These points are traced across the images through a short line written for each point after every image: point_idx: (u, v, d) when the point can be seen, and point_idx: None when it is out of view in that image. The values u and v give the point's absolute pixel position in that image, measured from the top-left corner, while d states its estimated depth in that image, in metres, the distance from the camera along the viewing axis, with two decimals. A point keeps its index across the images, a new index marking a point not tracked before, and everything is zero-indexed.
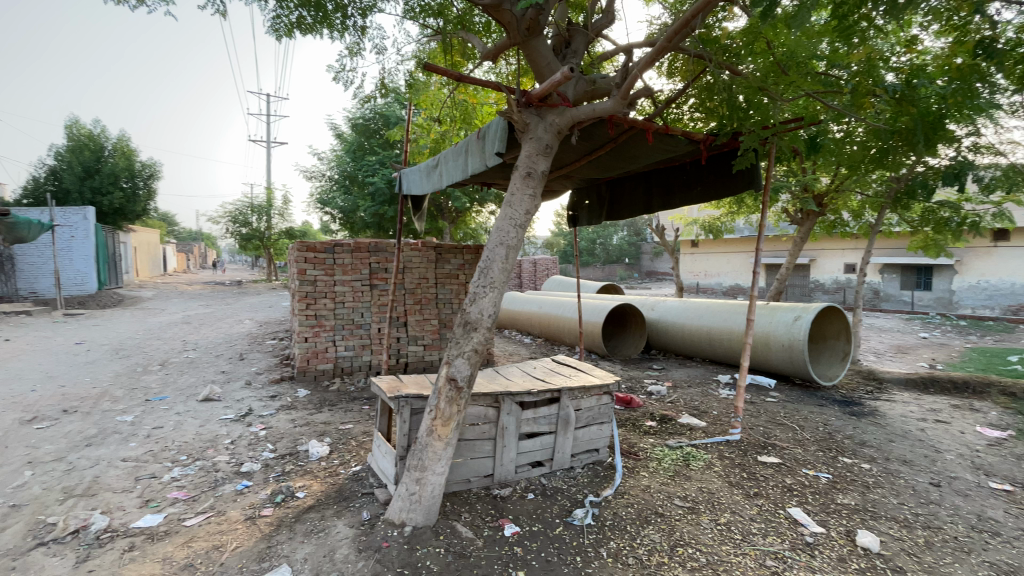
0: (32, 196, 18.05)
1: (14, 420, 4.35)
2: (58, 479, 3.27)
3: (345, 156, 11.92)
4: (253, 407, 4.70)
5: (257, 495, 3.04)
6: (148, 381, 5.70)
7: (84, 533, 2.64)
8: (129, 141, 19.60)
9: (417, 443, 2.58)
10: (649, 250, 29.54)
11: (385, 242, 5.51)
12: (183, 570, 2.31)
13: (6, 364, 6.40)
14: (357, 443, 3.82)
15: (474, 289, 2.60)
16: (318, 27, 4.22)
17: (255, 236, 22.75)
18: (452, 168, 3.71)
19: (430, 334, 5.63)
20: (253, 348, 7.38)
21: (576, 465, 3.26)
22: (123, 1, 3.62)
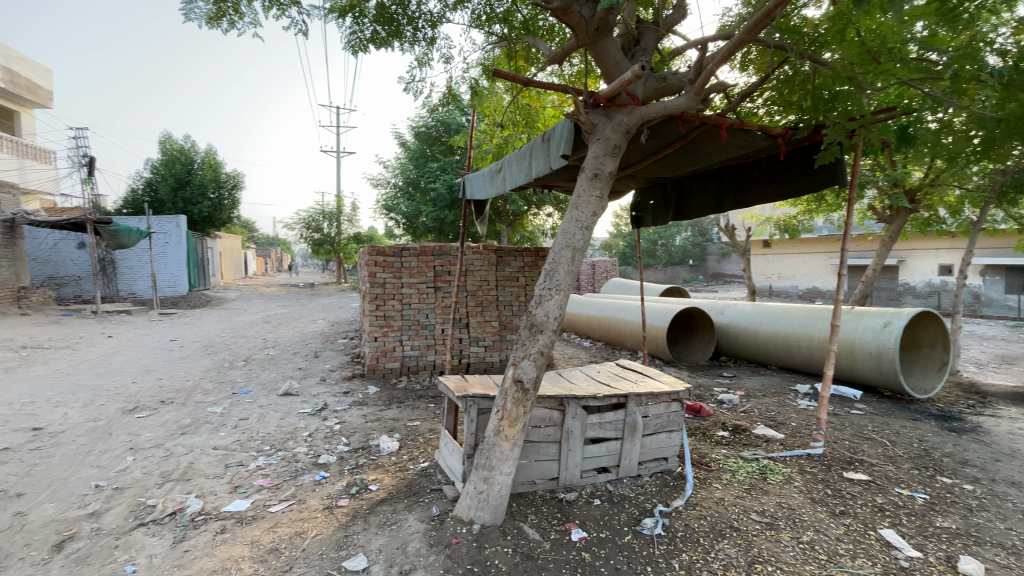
0: (134, 207, 20.14)
1: (120, 409, 4.86)
2: (157, 464, 3.61)
3: (409, 163, 12.34)
4: (327, 402, 4.98)
5: (334, 486, 3.21)
6: (234, 375, 6.19)
7: (180, 515, 2.90)
8: (215, 155, 21.37)
9: (484, 443, 2.61)
10: (715, 251, 28.25)
11: (449, 246, 5.64)
12: (269, 553, 2.48)
13: (115, 358, 7.17)
14: (424, 439, 3.94)
15: (539, 291, 2.60)
16: (390, 40, 4.40)
17: (326, 240, 24.12)
18: (516, 172, 3.74)
19: (491, 335, 5.70)
20: (325, 346, 7.81)
21: (643, 473, 3.17)
22: (218, 27, 3.95)
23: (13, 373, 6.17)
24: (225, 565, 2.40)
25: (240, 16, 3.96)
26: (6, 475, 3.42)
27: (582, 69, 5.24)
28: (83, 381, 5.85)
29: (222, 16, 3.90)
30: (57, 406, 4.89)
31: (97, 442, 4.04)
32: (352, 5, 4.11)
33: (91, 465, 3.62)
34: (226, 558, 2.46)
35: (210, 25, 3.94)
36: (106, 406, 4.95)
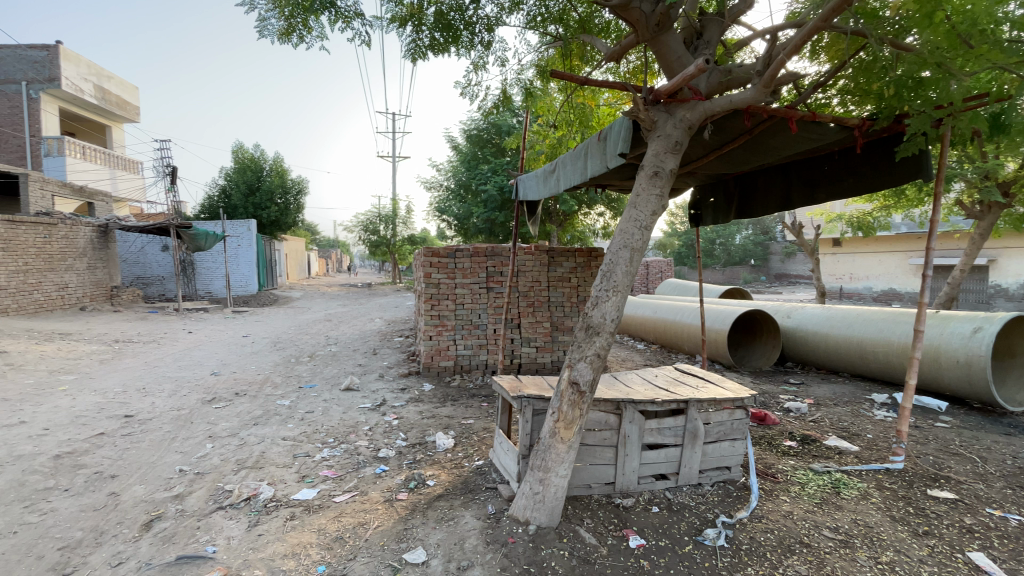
0: (210, 213, 21.73)
1: (200, 400, 5.26)
2: (233, 452, 3.88)
3: (461, 166, 12.53)
4: (385, 398, 5.15)
5: (393, 479, 3.32)
6: (300, 370, 6.54)
7: (254, 501, 3.09)
8: (282, 162, 22.66)
9: (540, 444, 2.60)
10: (779, 251, 26.81)
11: (501, 247, 5.67)
12: (335, 541, 2.60)
13: (195, 352, 7.78)
14: (478, 437, 3.99)
15: (596, 292, 2.57)
16: (448, 46, 4.50)
17: (383, 242, 25.00)
18: (571, 172, 3.71)
19: (543, 336, 5.68)
20: (383, 344, 8.09)
21: (704, 482, 3.06)
22: (289, 41, 4.18)
23: (110, 364, 6.83)
24: (295, 550, 2.54)
25: (308, 31, 4.17)
26: (104, 457, 3.79)
27: (638, 65, 5.15)
28: (168, 373, 6.38)
29: (293, 31, 4.12)
30: (145, 396, 5.35)
31: (180, 430, 4.39)
32: (412, 15, 4.24)
33: (175, 451, 3.93)
34: (295, 544, 2.60)
35: (280, 41, 4.18)
36: (187, 396, 5.37)
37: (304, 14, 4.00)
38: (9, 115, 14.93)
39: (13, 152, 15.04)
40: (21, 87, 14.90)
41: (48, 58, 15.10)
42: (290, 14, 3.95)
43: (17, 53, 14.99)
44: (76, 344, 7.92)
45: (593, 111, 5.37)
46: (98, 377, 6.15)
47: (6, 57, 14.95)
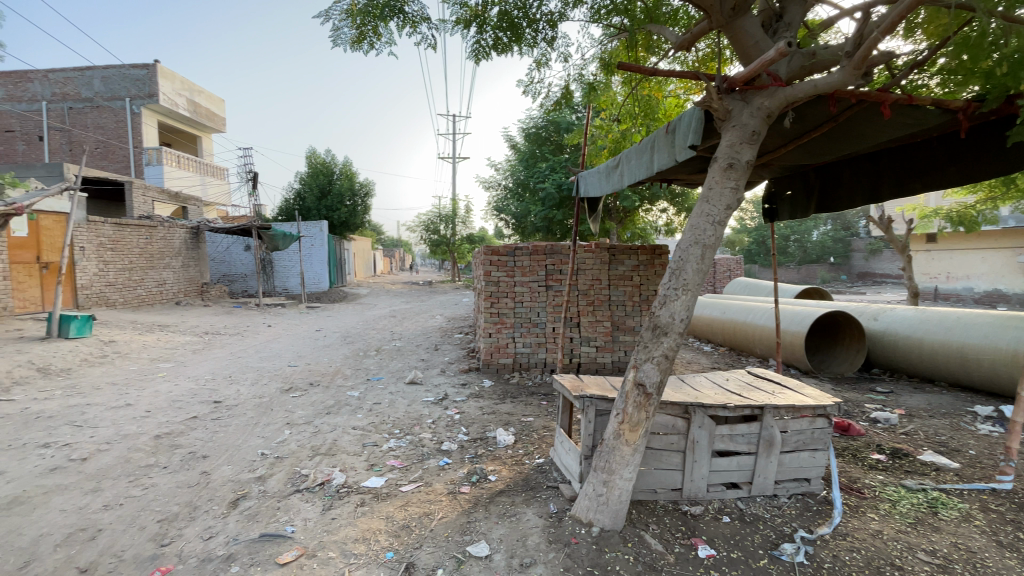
0: (287, 215, 23.26)
1: (279, 389, 5.65)
2: (308, 439, 4.12)
3: (519, 165, 12.52)
4: (447, 392, 5.27)
5: (456, 473, 3.38)
6: (368, 363, 6.85)
7: (328, 486, 3.27)
8: (350, 166, 23.79)
9: (604, 445, 2.55)
10: (862, 248, 24.80)
11: (561, 245, 5.61)
12: (402, 529, 2.69)
13: (274, 344, 8.36)
14: (539, 436, 3.98)
15: (664, 291, 2.48)
16: (511, 45, 4.53)
17: (444, 241, 25.63)
18: (636, 166, 3.59)
19: (603, 335, 5.58)
20: (444, 340, 8.30)
21: (780, 494, 2.88)
22: (359, 48, 4.36)
23: (202, 354, 7.50)
24: (366, 535, 2.65)
25: (378, 38, 4.34)
26: (197, 439, 4.15)
27: (708, 53, 4.93)
28: (251, 363, 6.91)
29: (363, 39, 4.30)
30: (232, 384, 5.82)
31: (262, 416, 4.73)
32: (475, 16, 4.29)
33: (258, 435, 4.24)
34: (366, 529, 2.71)
35: (352, 49, 4.38)
36: (268, 385, 5.79)
37: (374, 22, 4.16)
38: (116, 129, 16.67)
39: (120, 162, 16.81)
40: (125, 103, 16.61)
41: (147, 76, 16.71)
42: (361, 23, 4.13)
43: (122, 72, 16.71)
44: (173, 335, 8.75)
45: (659, 103, 5.21)
46: (191, 365, 6.77)
47: (113, 77, 16.70)
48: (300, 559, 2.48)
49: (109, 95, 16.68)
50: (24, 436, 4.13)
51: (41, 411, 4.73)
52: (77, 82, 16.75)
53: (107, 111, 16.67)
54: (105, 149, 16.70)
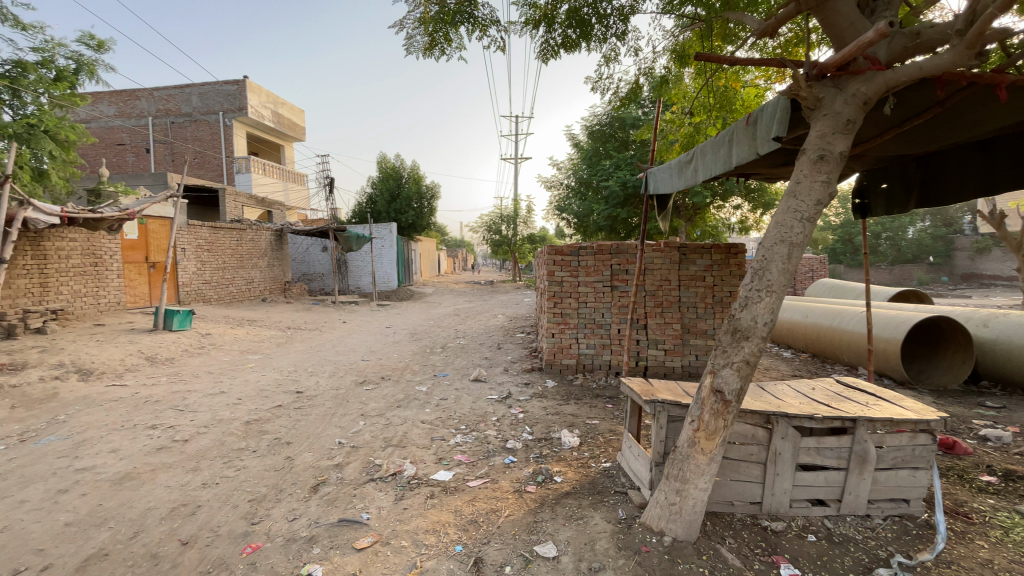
0: (359, 217, 24.52)
1: (353, 381, 5.96)
2: (381, 430, 4.31)
3: (582, 163, 12.32)
4: (511, 391, 5.31)
5: (522, 471, 3.40)
6: (434, 360, 7.06)
7: (399, 477, 3.40)
8: (418, 169, 24.66)
9: (677, 453, 2.45)
10: (967, 246, 22.32)
11: (627, 244, 5.46)
12: (470, 524, 2.74)
13: (348, 340, 8.83)
14: (605, 439, 3.91)
15: (746, 292, 2.35)
16: (579, 42, 4.49)
17: (505, 241, 25.94)
18: (711, 161, 3.42)
19: (672, 338, 5.38)
20: (507, 339, 8.38)
21: (875, 515, 2.64)
22: (430, 54, 4.50)
23: (284, 347, 8.07)
24: (436, 527, 2.73)
25: (449, 43, 4.45)
26: (282, 426, 4.47)
27: (791, 37, 4.64)
28: (328, 356, 7.34)
29: (435, 45, 4.43)
30: (311, 376, 6.21)
31: (338, 407, 5.01)
32: (545, 15, 4.29)
33: (335, 425, 4.49)
34: (435, 521, 2.79)
35: (424, 56, 4.52)
36: (343, 377, 6.13)
37: (445, 28, 4.27)
38: (211, 140, 18.30)
39: (214, 170, 18.43)
40: (219, 117, 18.20)
41: (238, 91, 18.23)
42: (434, 29, 4.26)
43: (217, 89, 18.30)
44: (260, 329, 9.49)
45: (736, 94, 4.97)
46: (276, 357, 7.30)
47: (209, 93, 18.34)
48: (375, 545, 2.60)
49: (205, 110, 18.33)
50: (136, 418, 4.63)
51: (150, 396, 5.29)
52: (177, 99, 18.54)
53: (204, 125, 18.33)
54: (202, 159, 18.38)
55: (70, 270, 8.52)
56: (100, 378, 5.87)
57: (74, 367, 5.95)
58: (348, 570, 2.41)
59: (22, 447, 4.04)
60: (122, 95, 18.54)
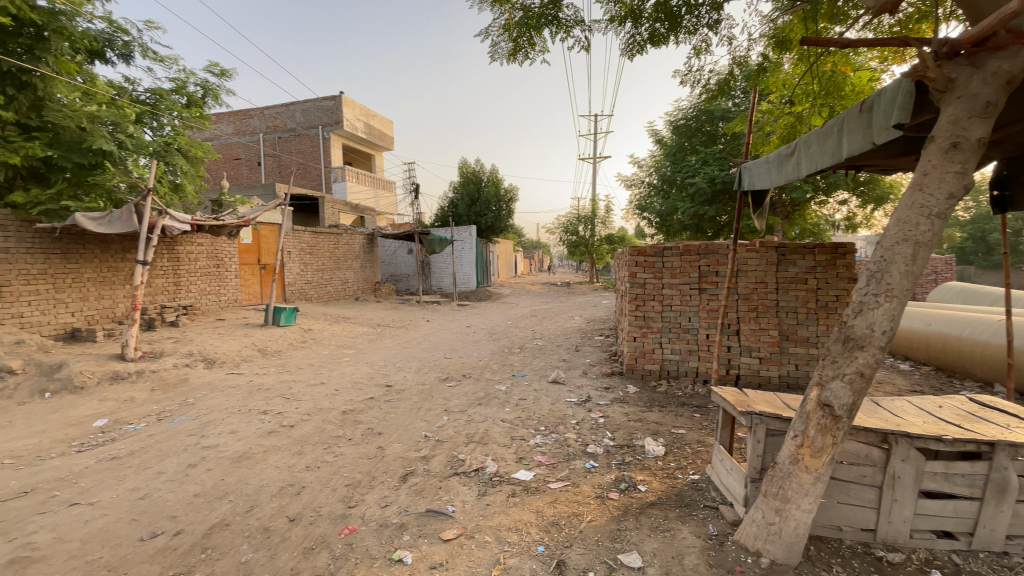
0: (441, 220, 25.54)
1: (437, 378, 6.21)
2: (464, 426, 4.45)
3: (665, 160, 11.86)
4: (591, 395, 5.24)
5: (603, 477, 3.34)
6: (513, 360, 7.15)
7: (481, 473, 3.49)
8: (496, 172, 25.16)
9: (777, 469, 2.29)
10: None
11: (717, 244, 5.16)
12: (552, 525, 2.74)
13: (431, 337, 9.22)
14: (692, 450, 3.74)
15: (861, 297, 2.14)
16: (668, 35, 4.35)
17: (583, 242, 25.69)
18: (818, 153, 3.14)
19: (768, 345, 5.02)
20: (585, 342, 8.28)
21: (1014, 553, 2.29)
22: (514, 58, 4.58)
23: (374, 343, 8.61)
24: (518, 526, 2.76)
25: (532, 47, 4.49)
26: (374, 417, 4.77)
27: (913, 13, 4.15)
28: (413, 353, 7.71)
29: (519, 50, 4.49)
30: (398, 371, 6.55)
31: (424, 402, 5.25)
32: (631, 11, 4.21)
33: (421, 419, 4.71)
34: (518, 520, 2.82)
35: (508, 61, 4.60)
36: (428, 373, 6.40)
37: (529, 32, 4.32)
38: (312, 152, 19.96)
39: (314, 180, 20.08)
40: (319, 130, 19.80)
41: (334, 106, 19.73)
42: (518, 34, 4.33)
43: (317, 104, 19.91)
44: (354, 325, 10.21)
45: (845, 79, 4.53)
46: (367, 353, 7.80)
47: (310, 109, 19.99)
48: (460, 538, 2.69)
49: (306, 125, 20.03)
50: (251, 403, 5.18)
51: (261, 384, 5.88)
52: (283, 116, 20.39)
53: (306, 138, 20.04)
54: (304, 170, 20.11)
55: (197, 270, 9.70)
56: (221, 366, 6.63)
57: (201, 356, 6.77)
58: (436, 559, 2.50)
59: (160, 425, 4.67)
60: (239, 115, 20.79)
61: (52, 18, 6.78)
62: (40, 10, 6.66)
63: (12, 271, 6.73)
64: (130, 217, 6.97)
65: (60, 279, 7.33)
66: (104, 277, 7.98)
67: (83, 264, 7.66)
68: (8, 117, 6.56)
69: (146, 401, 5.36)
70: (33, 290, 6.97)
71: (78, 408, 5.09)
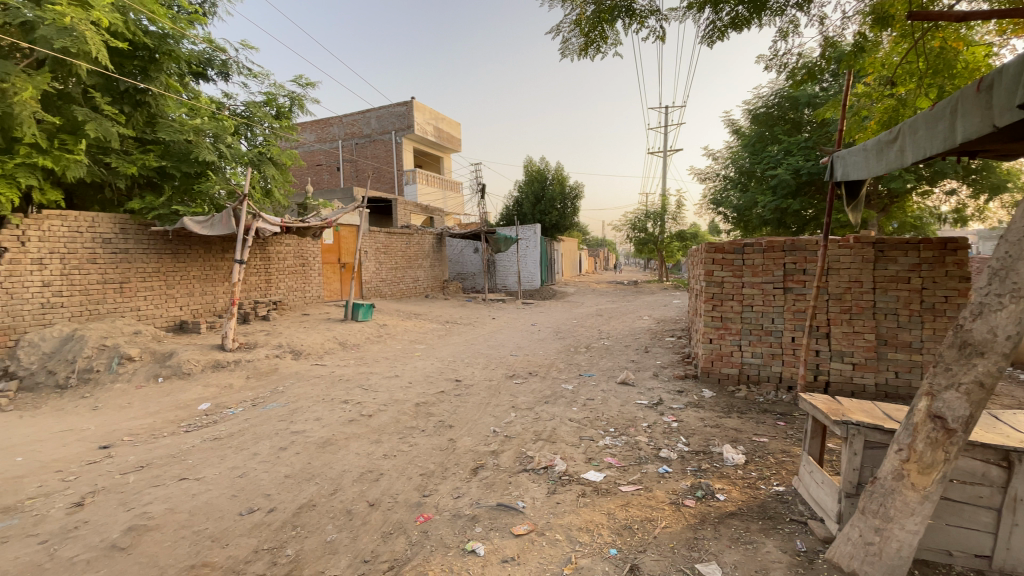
0: (506, 219, 25.83)
1: (504, 375, 6.29)
2: (532, 424, 4.48)
3: (743, 151, 11.21)
4: (663, 398, 5.08)
5: (678, 483, 3.23)
6: (580, 359, 7.09)
7: (550, 471, 3.50)
8: (562, 169, 25.00)
9: (877, 484, 2.10)
10: None
11: (804, 240, 4.82)
12: (624, 529, 2.70)
13: (497, 335, 9.35)
14: (776, 460, 3.51)
15: (980, 298, 1.93)
16: (751, 18, 4.12)
17: (651, 240, 24.90)
18: (925, 139, 2.83)
19: (863, 350, 4.60)
20: (655, 342, 8.03)
21: None
22: (585, 53, 4.52)
23: (443, 339, 8.87)
24: (589, 526, 2.74)
25: (604, 41, 4.43)
26: (445, 410, 4.92)
27: None
28: (481, 350, 7.86)
29: (591, 44, 4.44)
30: (467, 367, 6.71)
31: (492, 397, 5.34)
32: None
33: (490, 414, 4.81)
34: (588, 520, 2.81)
35: (579, 57, 4.57)
36: (495, 370, 6.50)
37: (602, 26, 4.27)
38: (385, 157, 20.92)
39: (387, 183, 21.04)
40: (392, 135, 20.70)
41: (406, 111, 20.50)
42: (590, 29, 4.28)
43: (390, 110, 20.81)
44: (424, 322, 10.59)
45: (957, 55, 4.05)
46: (437, 348, 8.06)
47: (385, 115, 20.94)
48: (531, 534, 2.71)
49: (381, 130, 21.02)
50: (333, 393, 5.53)
51: (342, 375, 6.27)
52: (360, 122, 21.51)
53: (380, 143, 21.04)
54: (378, 173, 21.12)
55: (285, 269, 10.49)
56: (306, 358, 7.14)
57: (289, 348, 7.34)
58: (507, 553, 2.55)
59: (255, 410, 5.11)
60: (320, 123, 22.22)
61: (162, 41, 7.58)
62: (152, 34, 7.50)
63: (131, 269, 7.64)
64: (229, 220, 7.65)
65: (170, 276, 8.23)
66: (207, 275, 8.84)
67: (189, 263, 8.53)
68: (126, 133, 7.45)
69: (242, 387, 5.90)
70: (148, 286, 7.87)
71: (185, 392, 5.71)
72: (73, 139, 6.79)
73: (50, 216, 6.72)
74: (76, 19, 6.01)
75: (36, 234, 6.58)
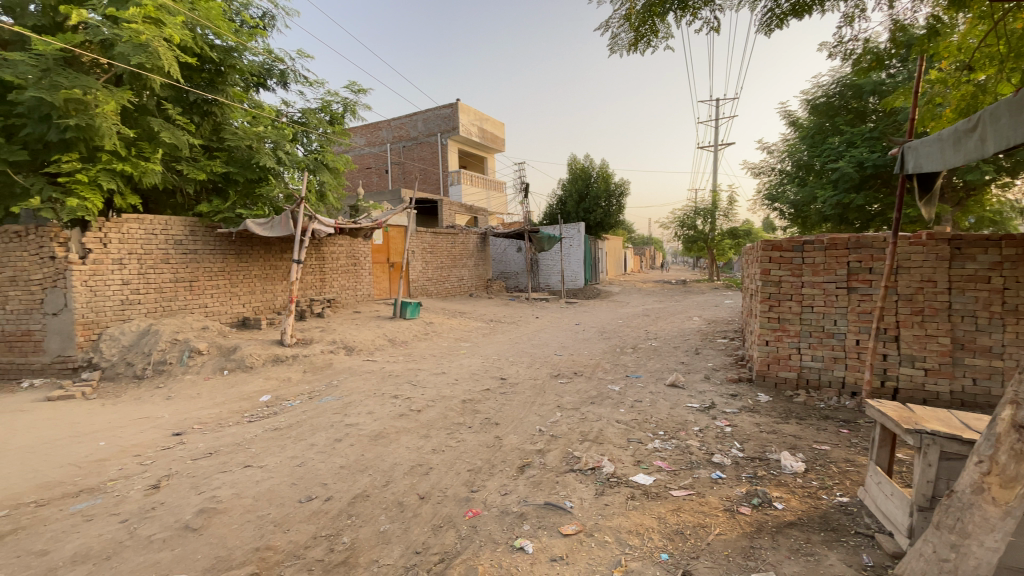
0: (551, 217, 25.76)
1: (550, 374, 6.29)
2: (578, 424, 4.47)
3: (801, 144, 10.67)
4: (715, 401, 4.92)
5: (732, 490, 3.13)
6: (627, 360, 6.99)
7: (598, 472, 3.48)
8: (607, 167, 24.65)
9: (954, 498, 1.96)
10: None
11: (870, 237, 4.53)
12: (675, 534, 2.65)
13: (542, 334, 9.36)
14: (839, 469, 3.33)
15: None
16: (812, 3, 3.93)
17: (700, 237, 24.12)
18: (1009, 127, 2.60)
19: (937, 355, 4.28)
20: (706, 344, 7.79)
21: None
22: (634, 47, 4.45)
23: (488, 337, 8.97)
24: (639, 530, 2.71)
25: (654, 35, 4.35)
26: (491, 407, 4.99)
27: None
28: (526, 348, 7.90)
29: (641, 39, 4.37)
30: (512, 365, 6.76)
31: (538, 396, 5.36)
32: None
33: (535, 413, 4.83)
34: (638, 524, 2.77)
35: (628, 52, 4.51)
36: (540, 369, 6.51)
37: (652, 20, 4.19)
38: (432, 159, 21.36)
39: (434, 184, 21.47)
40: (437, 137, 21.10)
41: (451, 112, 20.83)
42: (641, 23, 4.22)
43: (436, 113, 21.23)
44: (470, 320, 10.74)
45: None
46: (482, 346, 8.16)
47: (431, 118, 21.37)
48: (580, 534, 2.71)
49: (427, 133, 21.47)
50: (384, 388, 5.72)
51: (392, 371, 6.48)
52: (407, 125, 22.05)
53: (427, 146, 21.50)
54: (425, 175, 21.60)
55: (338, 268, 10.93)
56: (358, 353, 7.44)
57: (342, 344, 7.66)
58: (556, 552, 2.56)
59: (312, 403, 5.37)
60: (370, 128, 22.97)
61: (227, 55, 8.12)
62: (218, 49, 8.04)
63: (199, 269, 8.18)
64: (288, 223, 8.10)
65: (234, 275, 8.75)
66: (266, 274, 9.34)
67: (250, 262, 9.04)
68: (195, 142, 7.98)
69: (300, 381, 6.22)
70: (214, 285, 8.40)
71: (248, 384, 6.07)
72: (149, 148, 7.36)
73: (129, 220, 7.31)
74: (151, 36, 6.50)
75: (117, 236, 7.17)
